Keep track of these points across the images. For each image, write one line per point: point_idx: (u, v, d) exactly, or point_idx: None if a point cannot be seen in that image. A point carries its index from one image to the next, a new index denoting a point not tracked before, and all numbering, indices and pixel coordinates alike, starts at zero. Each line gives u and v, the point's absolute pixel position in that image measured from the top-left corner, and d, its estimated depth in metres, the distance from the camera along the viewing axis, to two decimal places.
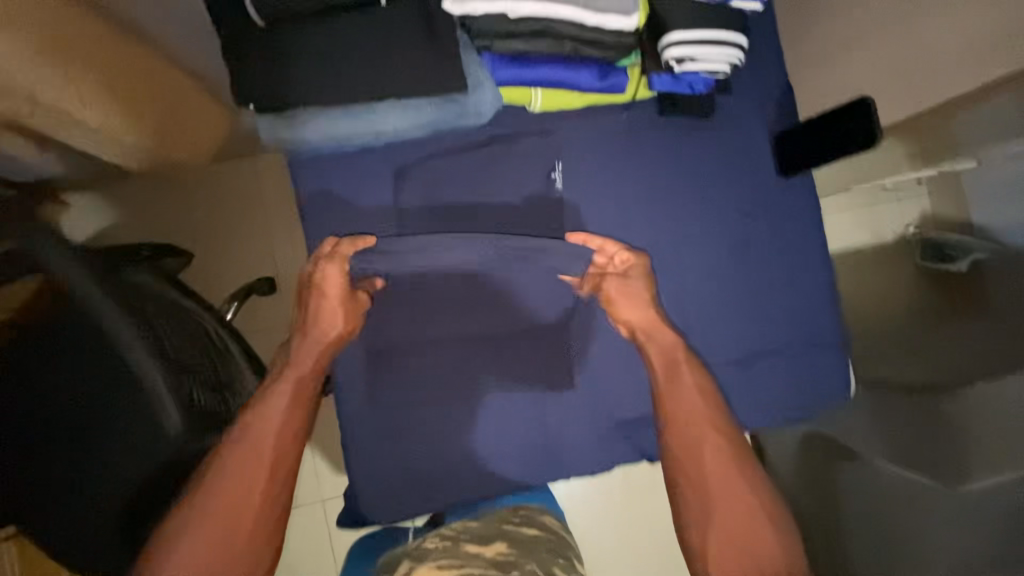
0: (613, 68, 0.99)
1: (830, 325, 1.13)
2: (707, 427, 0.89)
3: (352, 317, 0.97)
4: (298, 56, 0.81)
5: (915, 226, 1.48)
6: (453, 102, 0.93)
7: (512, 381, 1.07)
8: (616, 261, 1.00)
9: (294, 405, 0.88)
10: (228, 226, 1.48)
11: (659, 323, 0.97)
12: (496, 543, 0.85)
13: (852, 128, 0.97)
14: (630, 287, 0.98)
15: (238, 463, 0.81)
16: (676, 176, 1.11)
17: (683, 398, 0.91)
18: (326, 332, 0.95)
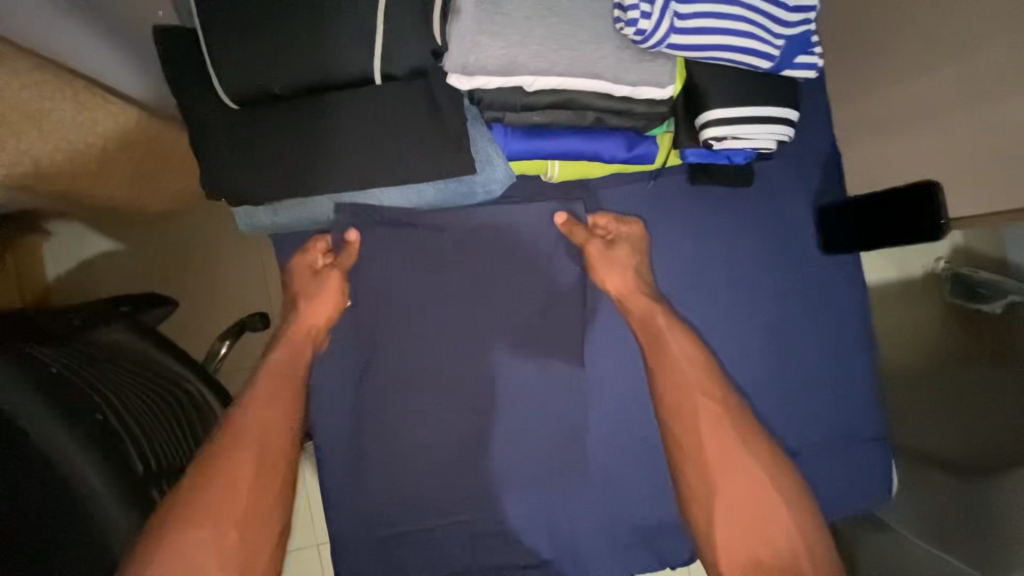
0: (642, 137, 0.87)
1: (871, 419, 1.03)
2: (698, 392, 0.82)
3: (330, 298, 0.92)
4: (281, 138, 0.70)
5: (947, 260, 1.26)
6: (458, 181, 0.82)
7: (522, 475, 0.96)
8: (609, 227, 0.94)
9: (281, 386, 0.86)
10: (205, 275, 1.30)
11: (634, 287, 0.91)
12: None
13: (915, 213, 0.84)
14: (614, 253, 0.92)
15: (232, 439, 0.76)
16: (708, 254, 1.00)
17: (672, 368, 0.85)
18: (306, 316, 0.92)
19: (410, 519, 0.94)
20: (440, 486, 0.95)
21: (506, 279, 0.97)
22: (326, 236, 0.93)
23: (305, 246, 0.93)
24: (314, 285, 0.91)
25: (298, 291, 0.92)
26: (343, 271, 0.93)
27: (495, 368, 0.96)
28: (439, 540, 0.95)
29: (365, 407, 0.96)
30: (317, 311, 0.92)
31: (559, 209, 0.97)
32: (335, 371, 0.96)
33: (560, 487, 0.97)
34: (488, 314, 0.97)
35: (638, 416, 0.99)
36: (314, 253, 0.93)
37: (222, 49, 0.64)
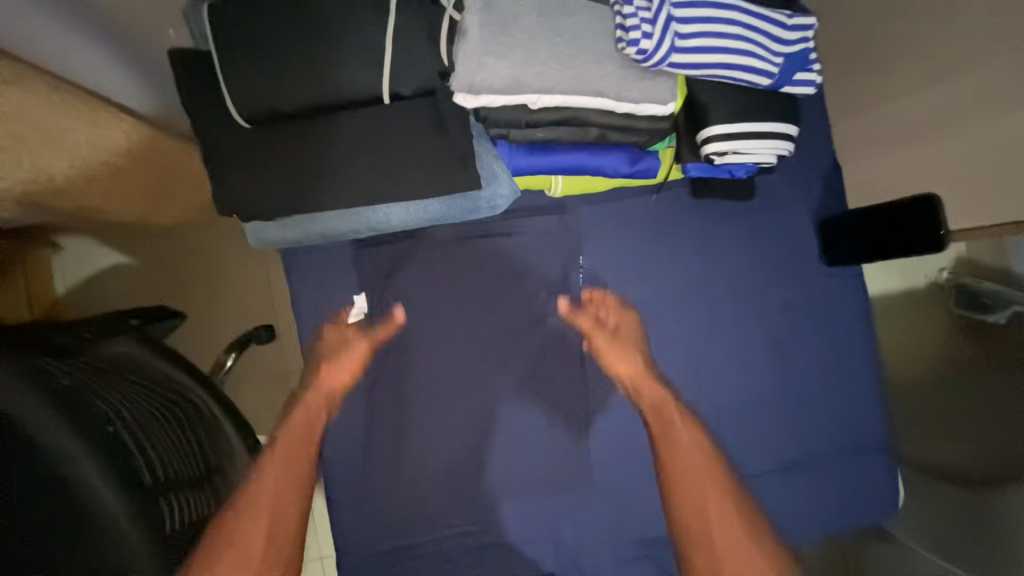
0: (644, 152, 0.88)
1: (877, 433, 1.03)
2: (707, 479, 0.81)
3: (354, 364, 0.94)
4: (290, 155, 0.71)
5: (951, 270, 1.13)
6: (464, 196, 0.83)
7: (527, 490, 0.97)
8: (606, 311, 0.96)
9: (294, 452, 0.91)
10: (210, 288, 1.32)
11: (644, 374, 0.93)
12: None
13: (915, 226, 0.85)
14: (619, 338, 0.95)
15: (247, 510, 0.81)
16: (709, 269, 1.01)
17: (679, 453, 0.84)
18: (329, 379, 0.94)
19: (414, 534, 0.95)
20: (445, 499, 0.95)
21: (509, 294, 0.98)
22: (355, 304, 0.96)
23: (333, 314, 0.96)
24: (341, 353, 0.94)
25: (322, 355, 0.94)
26: (374, 343, 0.96)
27: (500, 384, 0.97)
28: (444, 555, 0.94)
29: (374, 419, 0.97)
30: (341, 374, 0.94)
31: (560, 295, 0.99)
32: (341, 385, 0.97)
33: (564, 500, 0.97)
34: (492, 328, 0.98)
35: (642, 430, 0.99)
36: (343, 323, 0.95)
37: (235, 71, 0.66)
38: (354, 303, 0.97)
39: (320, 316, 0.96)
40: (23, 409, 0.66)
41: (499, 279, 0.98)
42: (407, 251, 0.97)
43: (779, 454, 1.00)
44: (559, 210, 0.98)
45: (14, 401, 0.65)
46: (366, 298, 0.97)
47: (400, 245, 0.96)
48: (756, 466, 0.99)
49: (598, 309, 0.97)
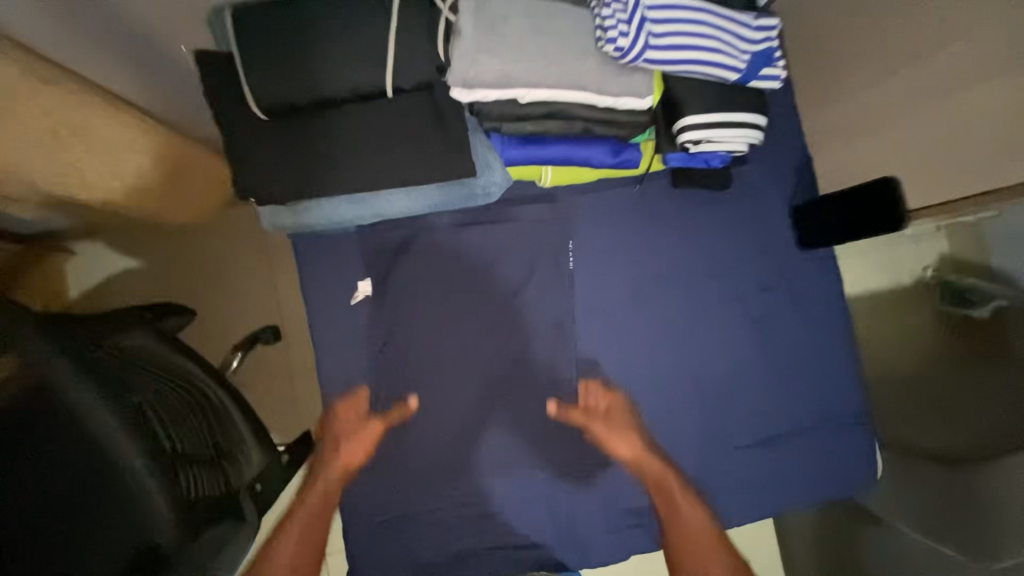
0: (627, 144, 0.96)
1: (857, 410, 1.08)
2: (713, 555, 0.91)
3: (368, 445, 0.98)
4: (303, 147, 0.79)
5: (933, 269, 1.35)
6: (460, 184, 0.90)
7: (523, 464, 1.02)
8: (598, 398, 1.01)
9: (309, 531, 0.93)
10: (222, 286, 1.39)
11: (646, 453, 0.97)
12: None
13: (878, 208, 0.92)
14: (615, 423, 0.99)
15: None
16: (690, 256, 1.07)
17: (691, 540, 0.92)
18: (345, 457, 0.97)
19: (416, 508, 1.00)
20: (446, 475, 1.01)
21: (502, 280, 1.05)
22: (367, 390, 1.01)
23: (348, 395, 1.01)
24: (354, 435, 0.98)
25: (337, 437, 0.98)
26: (385, 426, 0.99)
27: (498, 365, 1.04)
28: (445, 526, 1.00)
29: (378, 399, 1.02)
30: (353, 454, 0.97)
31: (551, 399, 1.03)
32: (347, 368, 1.03)
33: (559, 473, 1.03)
34: (488, 311, 1.04)
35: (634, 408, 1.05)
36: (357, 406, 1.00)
37: (254, 67, 0.74)
38: (358, 289, 1.03)
39: (329, 301, 1.03)
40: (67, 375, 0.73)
41: (494, 266, 1.05)
42: (407, 240, 1.03)
43: (762, 428, 1.06)
44: (549, 200, 1.06)
45: (66, 381, 0.73)
46: (370, 285, 1.03)
47: (400, 235, 1.03)
48: (739, 439, 1.05)
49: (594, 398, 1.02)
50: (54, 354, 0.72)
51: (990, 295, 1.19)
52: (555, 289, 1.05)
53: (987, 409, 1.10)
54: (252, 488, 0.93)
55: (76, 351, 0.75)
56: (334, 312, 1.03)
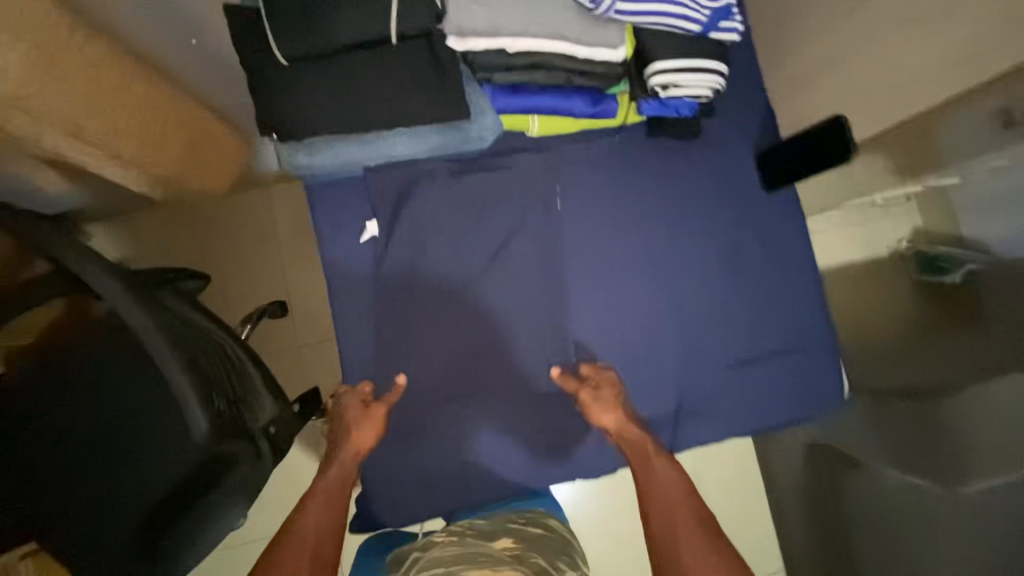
0: (604, 95, 1.07)
1: (823, 336, 1.19)
2: (680, 508, 0.89)
3: (376, 424, 1.03)
4: (319, 90, 0.90)
5: (907, 241, 1.68)
6: (457, 128, 1.02)
7: (520, 387, 1.14)
8: (591, 373, 1.09)
9: (329, 499, 0.91)
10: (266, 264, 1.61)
11: (627, 424, 1.02)
12: (502, 539, 0.93)
13: (833, 143, 1.03)
14: (601, 394, 1.05)
15: (288, 544, 0.82)
16: (667, 198, 1.18)
17: (658, 494, 0.91)
18: (355, 441, 1.01)
19: (423, 427, 1.11)
20: (449, 397, 1.12)
21: (494, 220, 1.15)
22: (371, 383, 1.09)
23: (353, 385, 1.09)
24: (361, 417, 1.03)
25: (345, 420, 1.03)
26: (387, 406, 1.05)
27: (493, 300, 1.14)
28: (450, 442, 1.11)
29: (386, 333, 1.12)
30: (363, 439, 1.01)
31: (556, 365, 1.14)
32: (355, 305, 1.13)
33: (551, 395, 1.15)
34: (483, 250, 1.15)
35: (618, 338, 1.15)
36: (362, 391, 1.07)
37: (274, 18, 0.85)
38: (365, 231, 1.13)
39: (339, 242, 1.13)
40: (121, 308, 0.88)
41: (489, 207, 1.15)
42: (409, 185, 1.13)
43: (738, 351, 1.16)
44: (537, 149, 1.17)
45: (122, 302, 0.90)
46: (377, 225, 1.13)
47: (405, 180, 1.13)
48: (716, 361, 1.15)
49: (592, 377, 1.08)
50: (112, 282, 0.90)
51: (963, 262, 1.48)
52: (542, 230, 1.16)
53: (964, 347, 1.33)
54: (268, 430, 1.18)
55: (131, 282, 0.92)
56: (343, 253, 1.13)
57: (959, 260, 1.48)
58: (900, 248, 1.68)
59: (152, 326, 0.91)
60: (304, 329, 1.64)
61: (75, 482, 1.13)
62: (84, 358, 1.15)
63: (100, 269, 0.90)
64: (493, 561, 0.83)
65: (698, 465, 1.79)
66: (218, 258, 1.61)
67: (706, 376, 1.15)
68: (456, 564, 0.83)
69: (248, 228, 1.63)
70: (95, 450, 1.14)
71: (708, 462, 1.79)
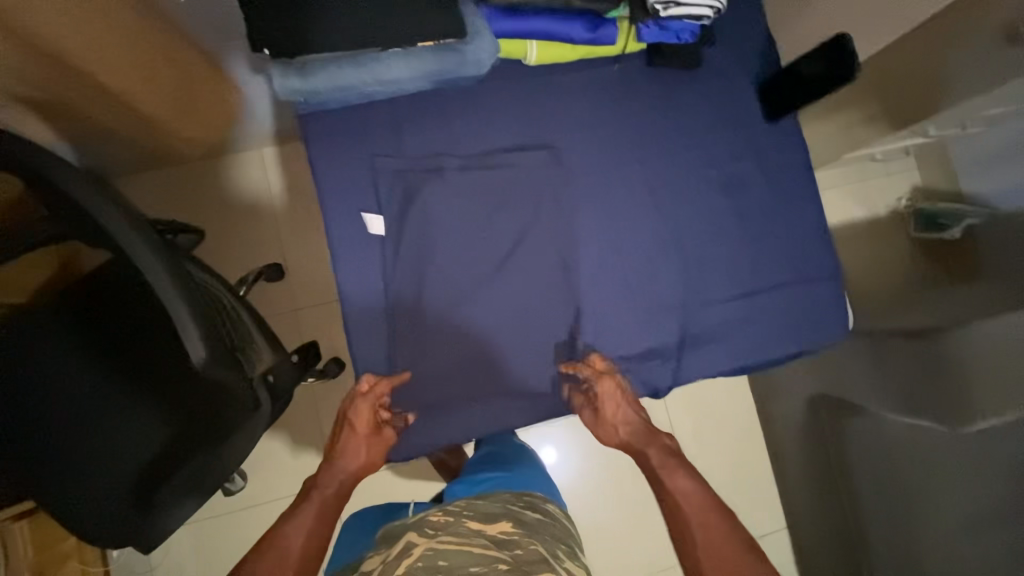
0: (604, 20, 1.04)
1: (826, 268, 1.17)
2: (703, 511, 0.87)
3: (382, 446, 1.00)
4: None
5: (906, 198, 1.85)
6: (452, 50, 0.98)
7: (525, 323, 1.09)
8: (600, 369, 1.06)
9: (323, 513, 0.92)
10: (264, 224, 1.60)
11: (640, 434, 1.02)
12: (500, 522, 0.92)
13: (835, 64, 1.01)
14: (605, 401, 1.05)
15: (271, 551, 0.85)
16: (669, 131, 1.15)
17: (675, 498, 0.90)
18: (358, 458, 0.98)
19: (425, 364, 1.05)
20: (451, 332, 1.07)
21: (495, 147, 1.10)
22: (375, 380, 1.01)
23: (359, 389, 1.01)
24: (369, 436, 1.00)
25: (352, 429, 0.99)
26: (393, 425, 1.02)
27: (504, 297, 1.09)
28: (451, 381, 1.06)
29: (393, 288, 1.05)
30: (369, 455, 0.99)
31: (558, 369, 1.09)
32: (358, 248, 1.05)
33: (555, 329, 1.10)
34: (484, 183, 1.09)
35: (626, 289, 1.12)
36: (377, 403, 1.00)
37: None
38: (372, 229, 1.05)
39: (331, 171, 1.04)
40: (112, 228, 0.84)
41: (500, 203, 1.09)
42: (417, 188, 1.06)
43: (742, 287, 1.14)
44: (550, 148, 1.11)
45: (118, 227, 0.84)
46: (370, 153, 1.05)
47: (405, 152, 1.06)
48: (719, 295, 1.13)
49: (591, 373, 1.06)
50: (106, 204, 0.84)
51: (962, 217, 1.60)
52: (544, 164, 1.11)
53: (966, 296, 1.39)
54: (268, 377, 1.16)
55: (128, 209, 0.87)
56: (336, 181, 1.04)
57: (959, 215, 1.62)
58: (901, 206, 1.85)
59: (151, 254, 0.86)
60: (300, 288, 1.61)
61: (72, 439, 1.10)
62: (76, 312, 1.12)
63: (90, 189, 0.84)
64: (492, 561, 0.81)
65: (699, 422, 1.78)
66: (212, 217, 1.59)
67: (709, 312, 1.13)
68: (455, 564, 0.80)
69: (242, 186, 1.60)
70: (89, 406, 1.11)
71: (710, 420, 1.78)
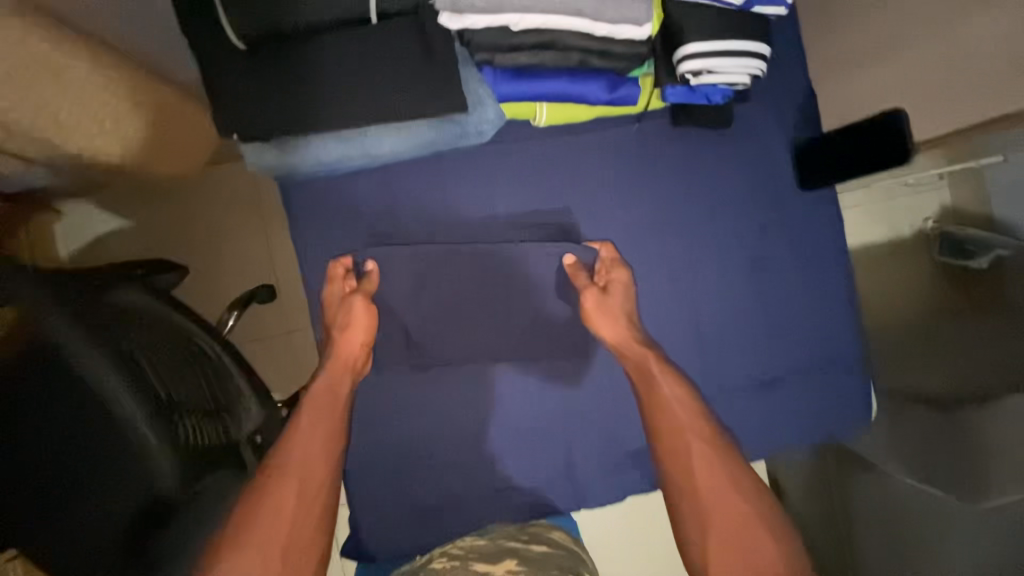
0: (624, 78, 0.91)
1: (850, 352, 1.08)
2: (692, 430, 0.82)
3: (362, 319, 0.92)
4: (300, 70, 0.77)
5: (935, 220, 1.36)
6: (451, 122, 0.88)
7: (527, 411, 1.02)
8: (608, 274, 0.96)
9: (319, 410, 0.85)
10: None
11: (629, 337, 0.92)
12: (505, 561, 0.80)
13: (886, 142, 0.89)
14: (607, 300, 0.94)
15: (271, 470, 0.76)
16: (689, 200, 1.04)
17: (666, 410, 0.84)
18: (345, 340, 0.91)
19: (417, 456, 0.99)
20: (444, 423, 1.00)
21: (498, 221, 1.00)
22: (348, 257, 0.95)
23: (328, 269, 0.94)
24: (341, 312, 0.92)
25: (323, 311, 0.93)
26: (366, 298, 0.93)
27: (502, 382, 1.01)
28: (442, 476, 1.00)
29: (388, 377, 0.99)
30: (356, 345, 0.92)
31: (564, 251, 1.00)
32: None
33: (558, 417, 1.02)
34: (485, 260, 1.00)
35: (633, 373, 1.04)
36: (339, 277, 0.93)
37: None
38: None
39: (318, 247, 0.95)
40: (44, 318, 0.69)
41: (499, 280, 1.00)
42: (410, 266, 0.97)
43: (758, 372, 1.06)
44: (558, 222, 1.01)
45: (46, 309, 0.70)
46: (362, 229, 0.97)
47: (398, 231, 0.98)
48: (733, 380, 1.05)
49: (602, 266, 0.98)
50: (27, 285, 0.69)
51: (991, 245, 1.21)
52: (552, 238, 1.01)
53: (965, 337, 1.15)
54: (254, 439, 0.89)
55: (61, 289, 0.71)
56: (324, 262, 0.98)
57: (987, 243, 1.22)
58: (926, 228, 1.37)
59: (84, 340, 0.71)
60: None
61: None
62: None
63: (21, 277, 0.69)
64: None
65: None
66: None
67: (722, 403, 1.05)
68: None
69: None
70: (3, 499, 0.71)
71: None
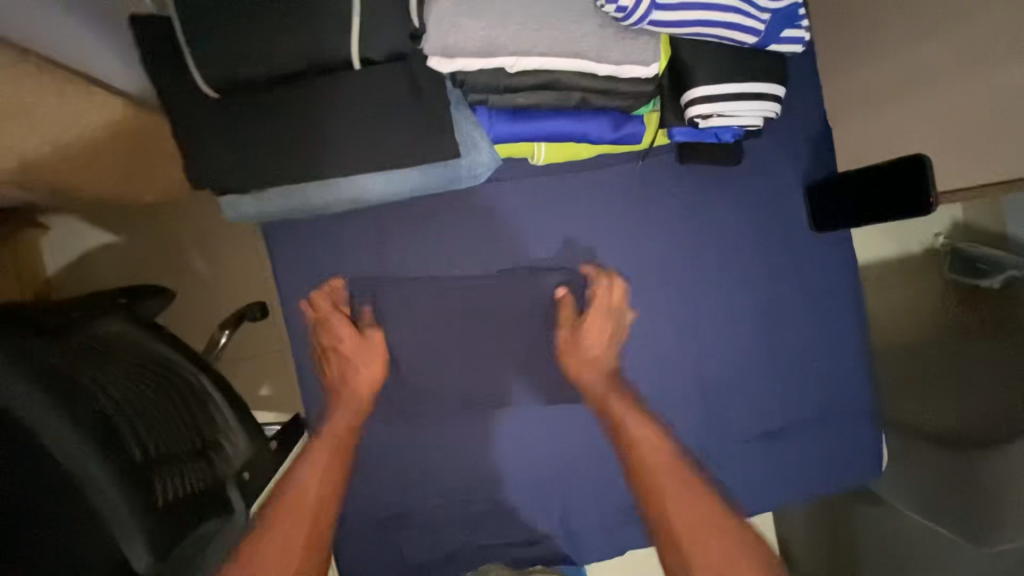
0: (629, 117, 0.85)
1: (862, 401, 1.03)
2: (670, 472, 0.79)
3: (371, 355, 0.91)
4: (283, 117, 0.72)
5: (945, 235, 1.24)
6: (442, 166, 0.82)
7: (523, 462, 0.97)
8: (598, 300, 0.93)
9: (337, 446, 0.87)
10: None
11: (610, 374, 0.92)
12: None
13: (908, 188, 0.83)
14: (587, 328, 0.92)
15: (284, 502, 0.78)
16: (695, 242, 0.99)
17: (639, 447, 0.82)
18: (358, 379, 0.91)
19: (410, 509, 0.96)
20: (438, 474, 0.96)
21: (496, 265, 0.95)
22: (343, 285, 0.92)
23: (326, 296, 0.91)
24: (353, 347, 0.91)
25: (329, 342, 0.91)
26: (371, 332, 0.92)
27: (496, 433, 0.96)
28: (435, 529, 0.96)
29: (377, 428, 0.95)
30: (365, 377, 0.91)
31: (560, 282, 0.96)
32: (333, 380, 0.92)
33: (556, 470, 0.98)
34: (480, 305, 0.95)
35: None
36: (344, 310, 0.91)
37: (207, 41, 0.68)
38: None
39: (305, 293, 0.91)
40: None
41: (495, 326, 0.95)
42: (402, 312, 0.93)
43: (766, 422, 1.01)
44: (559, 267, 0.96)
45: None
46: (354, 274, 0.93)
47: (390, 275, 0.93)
48: (739, 430, 1.00)
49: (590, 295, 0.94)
50: None
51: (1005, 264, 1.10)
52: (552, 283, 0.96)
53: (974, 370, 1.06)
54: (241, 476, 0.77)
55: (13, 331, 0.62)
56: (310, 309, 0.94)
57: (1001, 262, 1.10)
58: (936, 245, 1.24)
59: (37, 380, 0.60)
60: None
61: None
62: None
63: None
64: None
65: None
66: None
67: (728, 453, 1.00)
68: None
69: None
70: None
71: None
